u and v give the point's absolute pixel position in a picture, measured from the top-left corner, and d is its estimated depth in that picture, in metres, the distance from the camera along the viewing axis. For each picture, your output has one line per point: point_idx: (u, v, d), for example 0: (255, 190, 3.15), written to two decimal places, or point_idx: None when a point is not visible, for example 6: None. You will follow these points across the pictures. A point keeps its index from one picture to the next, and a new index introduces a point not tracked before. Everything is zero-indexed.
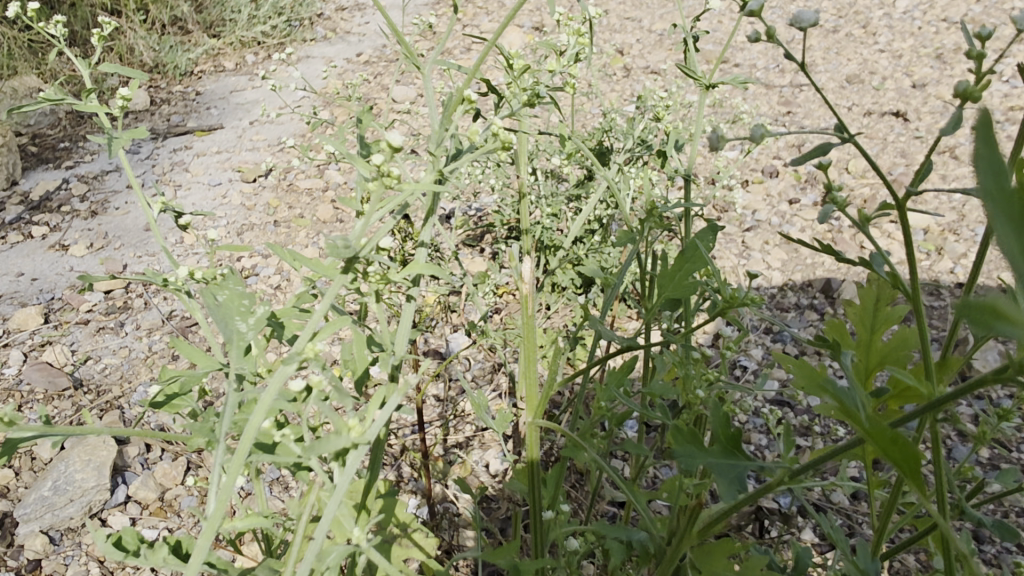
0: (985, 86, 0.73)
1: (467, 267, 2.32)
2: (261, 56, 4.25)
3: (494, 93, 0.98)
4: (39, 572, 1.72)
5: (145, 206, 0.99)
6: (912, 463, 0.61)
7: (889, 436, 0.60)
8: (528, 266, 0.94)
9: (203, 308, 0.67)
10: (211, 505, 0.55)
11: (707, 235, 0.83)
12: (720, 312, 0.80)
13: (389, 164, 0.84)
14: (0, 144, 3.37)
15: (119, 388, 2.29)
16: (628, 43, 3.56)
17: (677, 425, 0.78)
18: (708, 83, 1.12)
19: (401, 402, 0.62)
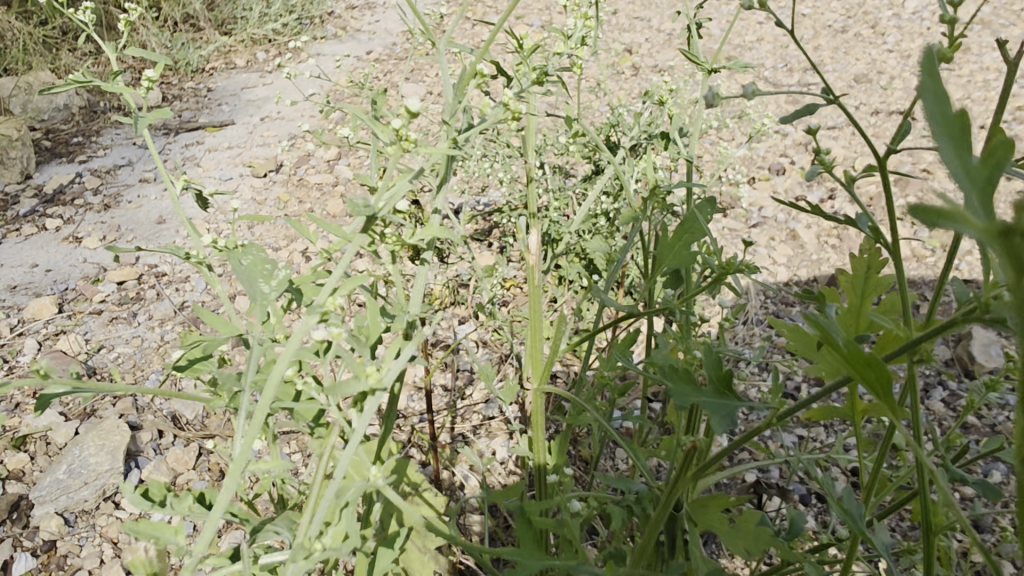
0: (962, 48, 0.75)
1: (475, 261, 2.34)
2: (272, 54, 4.29)
3: (505, 73, 1.00)
4: (54, 552, 1.75)
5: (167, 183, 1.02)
6: (890, 388, 0.56)
7: (869, 361, 0.55)
8: (536, 236, 0.98)
9: (224, 271, 0.68)
10: (237, 448, 0.58)
11: (706, 205, 0.85)
12: (719, 279, 0.83)
13: (406, 128, 0.89)
14: (15, 138, 3.42)
15: (130, 375, 2.34)
16: (636, 43, 3.58)
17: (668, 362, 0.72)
18: (713, 68, 1.15)
19: (417, 352, 0.65)
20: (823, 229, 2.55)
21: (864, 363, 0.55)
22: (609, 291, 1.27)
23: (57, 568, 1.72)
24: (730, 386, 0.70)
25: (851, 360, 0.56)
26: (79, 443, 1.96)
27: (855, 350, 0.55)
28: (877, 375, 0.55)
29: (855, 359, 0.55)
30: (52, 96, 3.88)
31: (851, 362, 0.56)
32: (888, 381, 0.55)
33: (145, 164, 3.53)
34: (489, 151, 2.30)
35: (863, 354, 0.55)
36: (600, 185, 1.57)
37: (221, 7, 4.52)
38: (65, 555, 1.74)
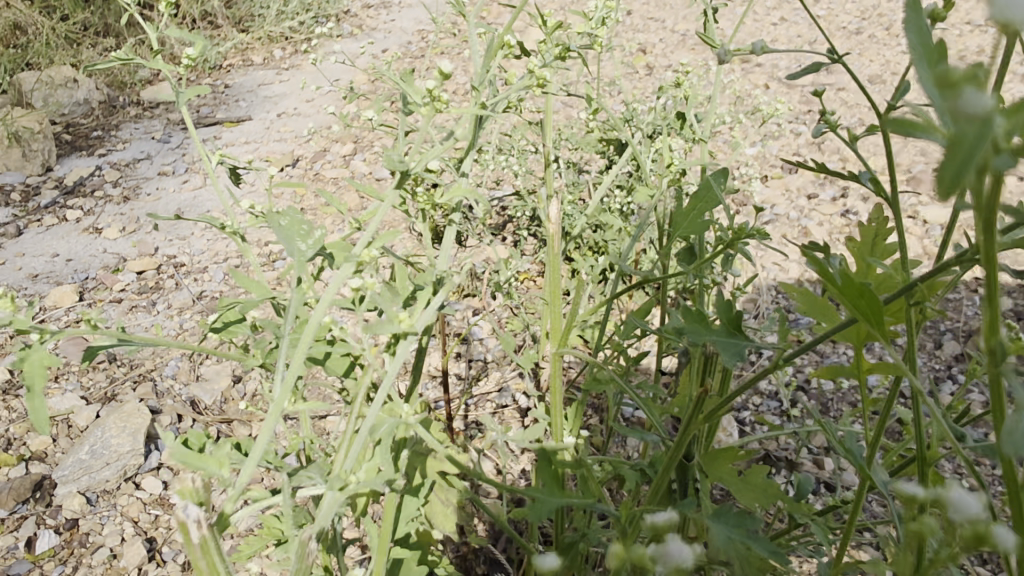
0: (955, 8, 0.78)
1: (489, 255, 2.37)
2: (288, 51, 4.33)
3: (528, 50, 1.03)
4: (76, 530, 1.79)
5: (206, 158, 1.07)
6: (880, 317, 0.59)
7: (864, 291, 0.58)
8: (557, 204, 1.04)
9: (265, 230, 0.69)
10: (279, 391, 0.62)
11: (720, 174, 0.87)
12: (731, 245, 0.86)
13: (440, 89, 0.98)
14: (37, 131, 3.47)
15: (150, 362, 2.32)
16: (651, 43, 3.60)
17: (680, 308, 0.76)
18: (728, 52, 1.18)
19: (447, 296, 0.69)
20: (835, 227, 2.57)
21: (854, 291, 0.59)
22: (625, 267, 1.30)
23: (79, 545, 1.76)
24: (741, 328, 0.74)
25: (845, 291, 0.59)
26: (102, 425, 1.99)
27: (853, 281, 0.58)
28: (868, 304, 0.58)
29: (850, 289, 0.59)
30: (72, 90, 3.93)
31: (846, 294, 0.59)
32: (877, 308, 0.59)
33: (164, 157, 3.57)
34: (504, 146, 2.33)
35: (856, 283, 0.58)
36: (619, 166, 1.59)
37: (239, 5, 4.57)
38: (87, 533, 1.78)
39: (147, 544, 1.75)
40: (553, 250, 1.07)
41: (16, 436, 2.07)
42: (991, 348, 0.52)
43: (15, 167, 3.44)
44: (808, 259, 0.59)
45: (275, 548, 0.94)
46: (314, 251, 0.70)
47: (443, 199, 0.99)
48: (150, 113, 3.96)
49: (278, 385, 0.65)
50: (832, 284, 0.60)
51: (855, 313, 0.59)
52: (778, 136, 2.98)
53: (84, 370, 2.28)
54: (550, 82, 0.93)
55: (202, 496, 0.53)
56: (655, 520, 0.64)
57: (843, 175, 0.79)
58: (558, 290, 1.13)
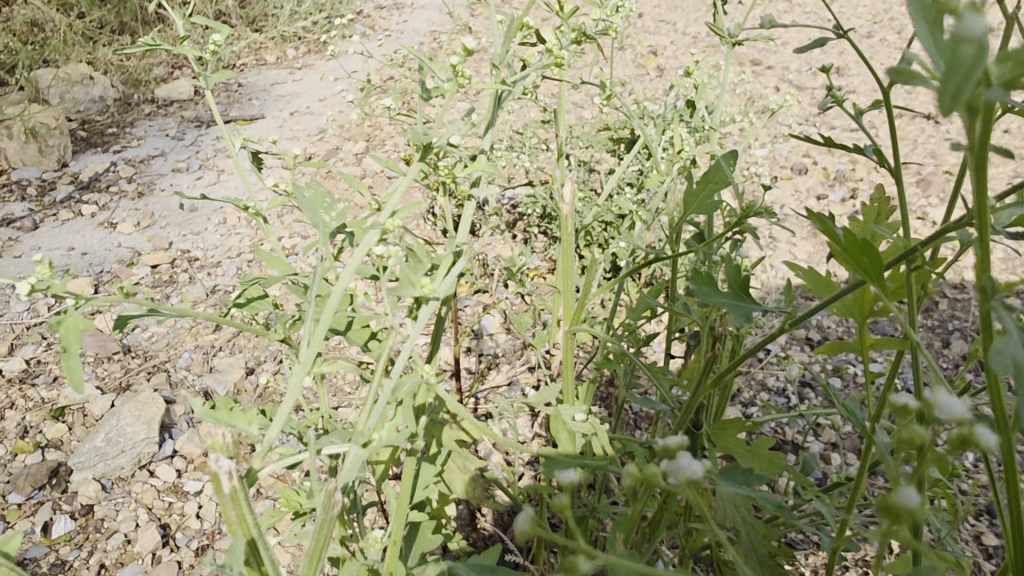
0: None
1: (500, 252, 2.38)
2: (301, 51, 4.37)
3: (545, 36, 1.06)
4: (91, 516, 1.82)
5: (233, 140, 1.10)
6: (881, 270, 0.61)
7: (865, 247, 0.60)
8: (571, 186, 1.06)
9: (291, 199, 0.72)
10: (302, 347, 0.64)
11: (731, 154, 0.90)
12: (740, 222, 0.88)
13: (462, 66, 1.00)
14: (53, 126, 3.51)
15: (165, 353, 2.35)
16: (662, 45, 3.62)
17: (690, 270, 0.78)
18: (738, 40, 1.20)
19: (465, 262, 0.72)
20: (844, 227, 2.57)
21: (857, 246, 0.61)
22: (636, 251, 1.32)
23: (94, 530, 1.78)
24: (749, 292, 0.77)
25: (847, 248, 0.61)
26: (117, 414, 2.01)
27: (853, 238, 0.60)
28: (870, 260, 0.60)
29: (852, 246, 0.61)
30: (88, 87, 3.96)
31: (848, 250, 0.61)
32: (880, 262, 0.61)
33: (178, 154, 3.60)
34: (516, 143, 2.35)
35: (858, 240, 0.60)
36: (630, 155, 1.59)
37: (252, 5, 4.60)
38: (102, 518, 1.81)
39: (160, 530, 1.78)
40: (566, 230, 1.11)
41: (33, 425, 2.11)
42: (982, 283, 0.54)
43: (31, 162, 3.48)
44: (812, 218, 0.61)
45: (293, 521, 0.96)
46: (336, 223, 0.72)
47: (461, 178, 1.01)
48: (164, 110, 4.00)
49: (301, 341, 0.68)
50: (835, 240, 0.62)
51: (857, 269, 0.61)
52: (788, 138, 2.99)
53: (99, 360, 2.31)
54: (565, 59, 0.99)
55: (233, 452, 0.55)
56: (668, 440, 0.67)
57: (849, 149, 0.81)
58: (571, 269, 1.16)
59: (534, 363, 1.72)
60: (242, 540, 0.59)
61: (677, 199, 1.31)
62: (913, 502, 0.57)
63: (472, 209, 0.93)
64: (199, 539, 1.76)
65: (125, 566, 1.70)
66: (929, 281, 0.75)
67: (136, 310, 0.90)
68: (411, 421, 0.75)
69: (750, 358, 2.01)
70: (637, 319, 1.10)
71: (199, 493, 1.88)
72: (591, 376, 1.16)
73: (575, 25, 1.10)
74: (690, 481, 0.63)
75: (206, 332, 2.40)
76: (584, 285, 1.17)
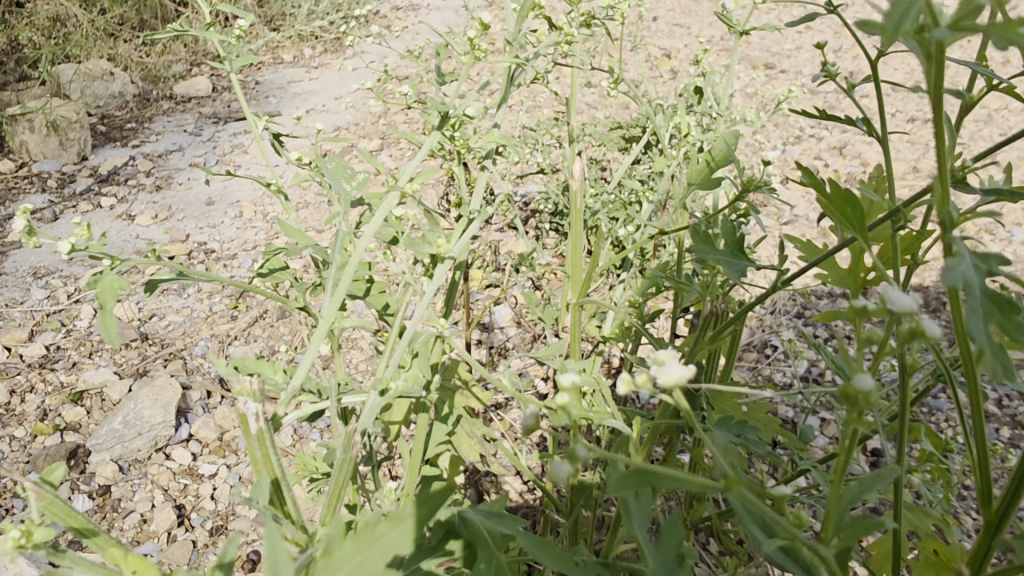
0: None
1: (511, 248, 2.41)
2: (318, 50, 4.41)
3: (559, 21, 1.10)
4: (109, 495, 1.86)
5: (258, 121, 1.15)
6: (863, 222, 0.65)
7: (846, 199, 0.64)
8: (579, 165, 1.11)
9: (317, 164, 0.76)
10: (330, 299, 0.69)
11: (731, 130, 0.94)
12: (738, 195, 0.92)
13: (479, 41, 1.05)
14: (74, 120, 3.56)
15: (181, 341, 2.40)
16: (675, 48, 3.65)
17: (690, 228, 0.82)
18: (745, 30, 1.23)
19: (480, 225, 0.77)
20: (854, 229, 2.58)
21: (840, 199, 0.65)
22: (643, 235, 1.36)
23: (111, 510, 1.82)
24: (744, 251, 0.81)
25: (831, 200, 0.65)
26: (134, 398, 2.06)
27: (837, 189, 0.64)
28: (851, 210, 0.65)
29: (836, 198, 0.65)
30: (108, 83, 4.01)
31: (830, 201, 0.65)
32: (860, 214, 0.65)
33: (195, 149, 3.64)
34: (529, 139, 2.38)
35: (841, 193, 0.65)
36: (637, 146, 1.62)
37: (270, 4, 4.65)
38: (120, 499, 1.85)
39: (176, 510, 1.82)
40: (575, 206, 1.15)
41: (52, 408, 2.16)
42: (942, 219, 0.59)
43: (52, 155, 3.54)
44: (800, 169, 0.65)
45: (309, 483, 1.00)
46: (357, 192, 0.76)
47: (476, 152, 1.06)
48: (182, 106, 4.05)
49: (327, 293, 0.72)
50: (820, 194, 0.66)
51: (838, 219, 0.65)
52: (799, 140, 3.02)
53: (118, 348, 2.36)
54: (577, 39, 1.03)
55: (260, 396, 0.60)
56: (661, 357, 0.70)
57: (846, 122, 0.84)
58: (578, 245, 1.20)
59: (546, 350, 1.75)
60: (266, 480, 0.64)
61: (683, 182, 1.35)
62: (870, 386, 0.61)
63: (486, 181, 0.96)
64: (213, 519, 1.80)
65: (141, 544, 1.74)
66: (918, 250, 0.79)
67: (168, 275, 0.95)
68: (427, 372, 0.79)
69: (757, 354, 2.02)
70: (642, 295, 1.14)
71: (213, 475, 1.92)
72: (597, 348, 1.20)
73: (584, 12, 1.14)
74: (679, 386, 0.65)
75: (222, 322, 2.45)
76: (591, 261, 1.21)
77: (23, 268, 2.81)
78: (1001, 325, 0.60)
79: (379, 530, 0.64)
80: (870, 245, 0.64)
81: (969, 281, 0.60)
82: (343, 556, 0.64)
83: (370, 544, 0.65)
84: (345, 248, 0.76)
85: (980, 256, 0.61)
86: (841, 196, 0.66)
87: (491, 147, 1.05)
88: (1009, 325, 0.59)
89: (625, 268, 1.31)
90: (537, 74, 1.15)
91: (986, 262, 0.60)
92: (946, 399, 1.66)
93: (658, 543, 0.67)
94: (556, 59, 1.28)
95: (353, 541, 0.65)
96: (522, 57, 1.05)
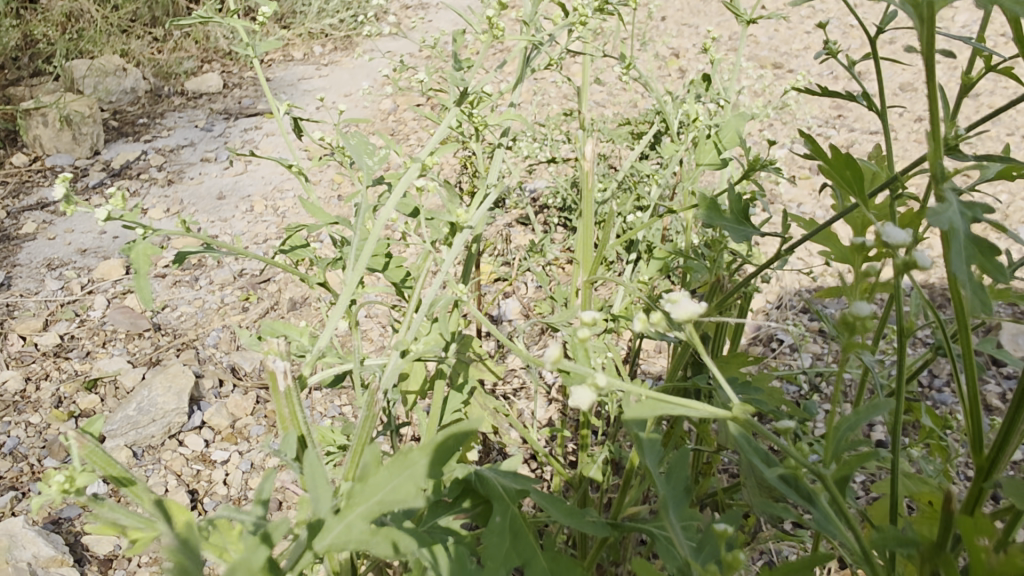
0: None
1: (520, 242, 2.43)
2: (328, 48, 4.43)
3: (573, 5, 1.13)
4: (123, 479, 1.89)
5: (280, 105, 1.18)
6: (861, 185, 0.69)
7: (846, 161, 0.68)
8: (589, 147, 1.17)
9: (341, 140, 0.79)
10: (354, 266, 0.73)
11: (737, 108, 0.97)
12: (745, 172, 0.95)
13: (497, 20, 1.08)
14: (87, 114, 3.60)
15: (193, 332, 2.43)
16: (684, 47, 3.66)
17: (699, 198, 0.86)
18: (753, 19, 1.25)
19: (498, 199, 0.81)
20: None
21: (840, 164, 0.69)
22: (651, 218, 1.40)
23: None
24: (750, 220, 0.84)
25: (831, 163, 0.69)
26: (148, 385, 2.09)
27: (837, 154, 0.68)
28: (851, 173, 0.68)
29: (837, 162, 0.69)
30: (121, 79, 4.05)
31: (830, 164, 0.69)
32: (859, 178, 0.69)
33: (207, 144, 3.67)
34: (538, 134, 2.40)
35: (842, 157, 0.68)
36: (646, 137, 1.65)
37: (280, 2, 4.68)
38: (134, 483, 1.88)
39: (189, 495, 1.85)
40: (585, 187, 1.20)
41: (67, 395, 2.19)
42: (933, 171, 0.63)
43: (65, 149, 3.57)
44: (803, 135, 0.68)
45: (330, 451, 1.05)
46: (379, 167, 0.79)
47: (493, 130, 1.09)
48: (194, 103, 4.07)
49: (351, 261, 0.76)
50: (821, 160, 0.70)
51: (837, 181, 0.69)
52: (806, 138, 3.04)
53: (131, 337, 2.40)
54: (592, 20, 1.06)
55: (287, 356, 0.70)
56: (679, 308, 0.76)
57: (848, 98, 0.86)
58: (588, 223, 1.26)
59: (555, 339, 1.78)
60: (294, 433, 0.73)
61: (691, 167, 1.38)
62: (867, 310, 0.72)
63: (500, 158, 1.00)
64: (225, 505, 1.83)
65: None
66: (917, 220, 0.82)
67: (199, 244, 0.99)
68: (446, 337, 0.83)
69: (764, 348, 2.04)
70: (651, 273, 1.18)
71: (225, 462, 1.95)
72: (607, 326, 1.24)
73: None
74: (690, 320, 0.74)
75: (234, 313, 2.48)
76: (601, 243, 1.25)
77: (37, 260, 2.84)
78: (982, 265, 0.62)
79: (409, 456, 0.73)
80: (867, 202, 0.68)
81: (957, 225, 0.62)
82: (377, 481, 0.72)
83: (401, 472, 0.73)
84: (367, 221, 0.80)
85: (967, 203, 0.63)
86: (842, 159, 0.69)
87: (508, 129, 1.08)
88: (989, 264, 0.63)
89: (633, 250, 1.34)
90: (552, 57, 1.18)
91: (974, 209, 0.63)
92: (950, 393, 1.68)
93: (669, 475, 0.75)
94: (568, 47, 1.30)
95: (386, 468, 0.73)
96: (538, 37, 1.09)
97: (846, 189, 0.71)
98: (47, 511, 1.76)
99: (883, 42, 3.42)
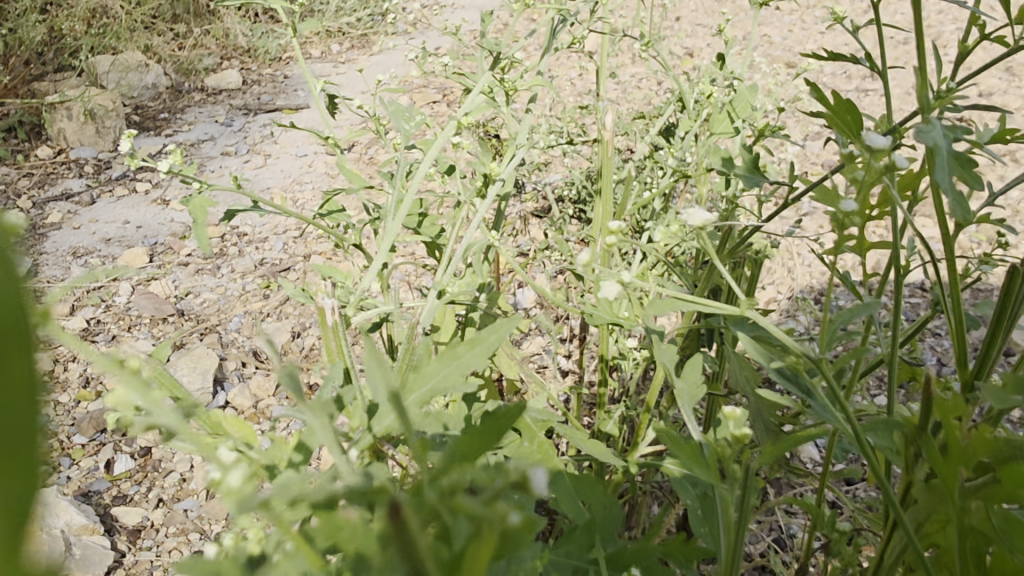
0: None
1: (535, 234, 2.48)
2: (346, 46, 4.49)
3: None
4: (150, 457, 1.93)
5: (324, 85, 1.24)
6: (860, 129, 0.86)
7: (847, 108, 0.85)
8: (608, 122, 1.23)
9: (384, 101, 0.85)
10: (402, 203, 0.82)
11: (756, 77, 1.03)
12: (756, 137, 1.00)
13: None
14: (111, 108, 3.66)
15: (216, 317, 2.49)
16: (698, 47, 3.71)
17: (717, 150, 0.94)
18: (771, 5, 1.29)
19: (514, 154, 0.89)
20: None
21: (841, 110, 0.85)
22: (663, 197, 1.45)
23: (152, 470, 1.89)
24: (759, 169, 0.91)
25: (835, 110, 0.86)
26: (173, 365, 2.16)
27: (839, 101, 0.84)
28: (850, 116, 0.85)
29: (839, 109, 0.86)
30: (143, 74, 4.11)
31: (833, 108, 0.85)
32: (857, 120, 0.86)
33: (227, 138, 3.72)
34: (556, 127, 2.45)
35: (843, 104, 0.85)
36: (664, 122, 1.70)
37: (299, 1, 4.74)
38: (159, 460, 1.92)
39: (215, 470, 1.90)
40: (605, 161, 1.26)
41: (94, 375, 2.26)
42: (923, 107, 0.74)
43: (89, 142, 3.63)
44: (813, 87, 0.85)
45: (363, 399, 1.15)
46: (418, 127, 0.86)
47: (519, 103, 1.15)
48: (214, 98, 4.12)
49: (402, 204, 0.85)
50: (828, 107, 0.86)
51: (840, 121, 0.85)
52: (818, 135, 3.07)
53: (155, 322, 2.46)
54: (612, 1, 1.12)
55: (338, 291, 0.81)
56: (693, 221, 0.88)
57: (853, 62, 0.92)
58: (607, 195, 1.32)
59: (567, 321, 1.83)
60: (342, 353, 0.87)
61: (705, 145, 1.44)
62: (853, 209, 0.84)
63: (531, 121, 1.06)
64: None
65: (181, 501, 1.80)
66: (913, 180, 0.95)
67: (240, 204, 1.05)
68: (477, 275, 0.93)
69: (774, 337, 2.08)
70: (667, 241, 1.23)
71: None
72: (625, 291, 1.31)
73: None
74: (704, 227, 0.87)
75: (255, 300, 2.54)
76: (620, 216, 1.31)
77: (63, 249, 2.91)
78: (959, 173, 0.77)
79: (456, 348, 0.81)
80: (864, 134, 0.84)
81: (939, 142, 0.77)
82: (429, 370, 0.81)
83: (450, 362, 0.81)
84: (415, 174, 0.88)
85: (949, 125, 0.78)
86: (843, 107, 0.86)
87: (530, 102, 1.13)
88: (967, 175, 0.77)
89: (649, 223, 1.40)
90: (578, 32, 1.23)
91: (954, 132, 0.78)
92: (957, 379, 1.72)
93: (679, 377, 0.93)
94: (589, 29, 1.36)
95: (436, 360, 0.82)
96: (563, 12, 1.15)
97: (847, 136, 0.87)
98: (78, 484, 1.87)
99: (896, 42, 3.45)
